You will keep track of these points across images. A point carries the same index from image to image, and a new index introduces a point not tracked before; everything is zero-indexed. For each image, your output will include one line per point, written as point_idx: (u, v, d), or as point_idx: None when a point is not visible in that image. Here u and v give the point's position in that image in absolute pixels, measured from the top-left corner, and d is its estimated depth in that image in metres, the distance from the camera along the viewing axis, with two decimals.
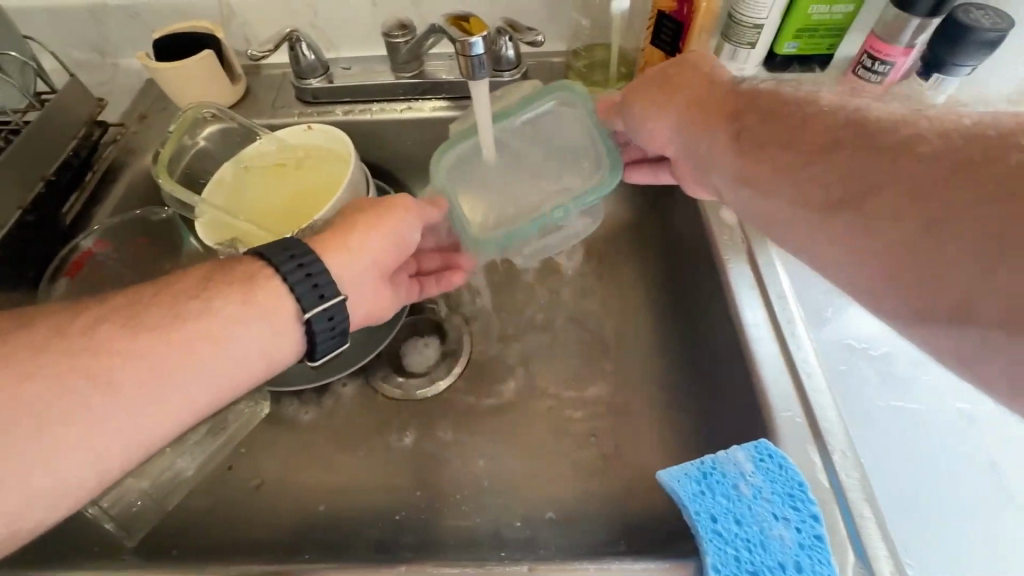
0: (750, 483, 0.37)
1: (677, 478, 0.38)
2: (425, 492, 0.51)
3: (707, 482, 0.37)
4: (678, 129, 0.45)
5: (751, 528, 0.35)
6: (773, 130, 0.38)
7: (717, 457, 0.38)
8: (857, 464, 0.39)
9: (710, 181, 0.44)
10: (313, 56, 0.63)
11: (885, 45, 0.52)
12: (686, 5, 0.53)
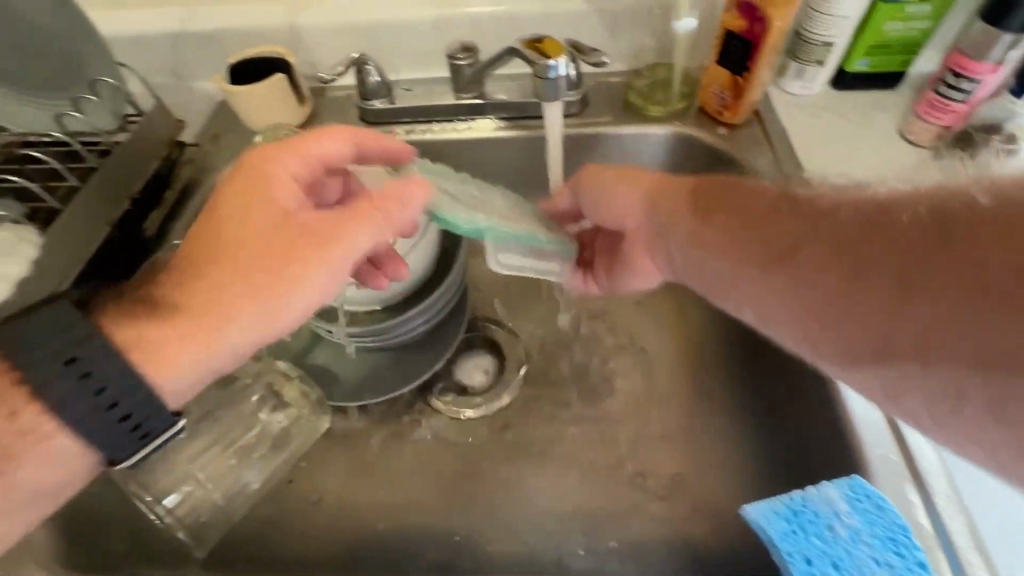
0: (847, 525, 0.36)
1: (766, 515, 0.37)
2: (487, 515, 0.52)
3: (799, 522, 0.37)
4: (643, 199, 0.45)
5: (850, 572, 0.35)
6: (725, 217, 0.38)
7: (807, 495, 0.38)
8: (961, 508, 0.38)
9: (667, 249, 0.44)
10: (377, 78, 0.64)
11: (974, 62, 0.49)
12: (758, 25, 0.52)
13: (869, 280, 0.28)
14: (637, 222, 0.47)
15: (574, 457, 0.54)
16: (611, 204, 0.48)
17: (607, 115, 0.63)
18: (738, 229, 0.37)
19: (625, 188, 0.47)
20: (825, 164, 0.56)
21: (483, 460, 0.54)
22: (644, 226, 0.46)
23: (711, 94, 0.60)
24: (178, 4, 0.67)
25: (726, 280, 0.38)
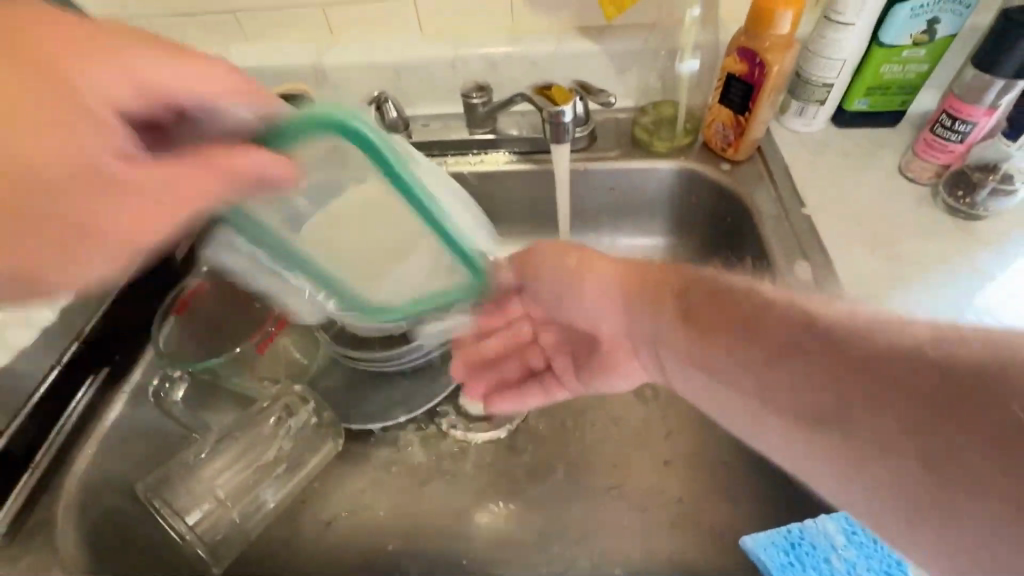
0: (840, 557, 0.41)
1: (767, 547, 0.43)
2: (493, 538, 0.53)
3: (797, 553, 0.42)
4: (619, 296, 0.42)
5: None
6: (730, 333, 0.33)
7: (805, 528, 0.43)
8: None
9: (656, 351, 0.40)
10: (395, 114, 0.67)
11: (967, 105, 0.52)
12: (757, 68, 0.54)
13: (883, 419, 0.25)
14: (608, 320, 0.43)
15: (581, 482, 0.55)
16: (570, 296, 0.45)
17: (614, 150, 0.66)
18: (744, 346, 0.32)
19: (588, 279, 0.44)
20: (826, 198, 0.58)
21: (494, 484, 0.56)
22: (618, 323, 0.43)
23: (715, 130, 0.62)
24: (211, 45, 0.72)
25: (724, 402, 0.35)
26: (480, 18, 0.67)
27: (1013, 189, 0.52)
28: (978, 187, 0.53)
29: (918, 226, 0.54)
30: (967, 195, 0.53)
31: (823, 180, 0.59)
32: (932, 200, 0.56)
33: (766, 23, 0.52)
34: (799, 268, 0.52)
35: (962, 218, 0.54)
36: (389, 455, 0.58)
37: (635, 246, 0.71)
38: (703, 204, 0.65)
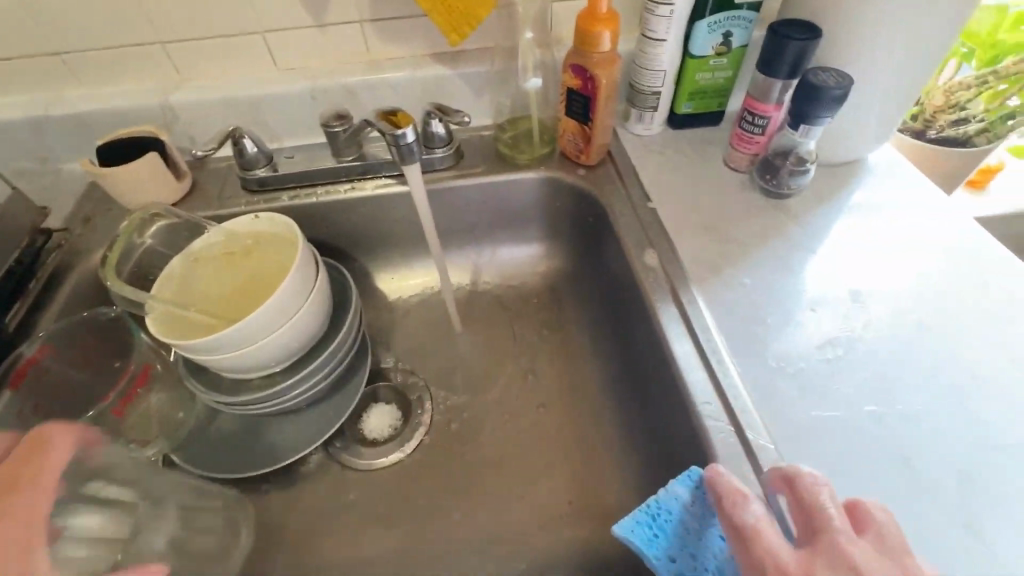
0: (694, 514, 0.40)
1: (630, 529, 0.40)
2: (398, 561, 0.53)
3: (657, 524, 0.40)
4: None
5: (705, 558, 0.39)
6: None
7: (659, 498, 0.41)
8: (847, 470, 0.42)
9: None
10: (256, 149, 0.67)
11: (761, 103, 0.61)
12: (589, 83, 0.60)
13: None
14: None
15: (481, 491, 0.57)
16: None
17: (482, 167, 0.69)
18: None
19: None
20: (667, 191, 0.65)
21: (400, 507, 0.56)
22: None
23: (567, 140, 0.67)
24: (39, 90, 0.67)
25: None
26: (332, 48, 0.68)
27: (805, 171, 0.61)
28: (781, 170, 0.62)
29: (740, 208, 0.63)
30: (773, 178, 0.63)
31: (663, 176, 0.67)
32: (750, 185, 0.65)
33: (590, 43, 0.58)
34: (648, 256, 0.58)
35: (773, 197, 0.63)
36: (287, 497, 0.57)
37: (515, 255, 0.74)
38: (566, 207, 0.70)
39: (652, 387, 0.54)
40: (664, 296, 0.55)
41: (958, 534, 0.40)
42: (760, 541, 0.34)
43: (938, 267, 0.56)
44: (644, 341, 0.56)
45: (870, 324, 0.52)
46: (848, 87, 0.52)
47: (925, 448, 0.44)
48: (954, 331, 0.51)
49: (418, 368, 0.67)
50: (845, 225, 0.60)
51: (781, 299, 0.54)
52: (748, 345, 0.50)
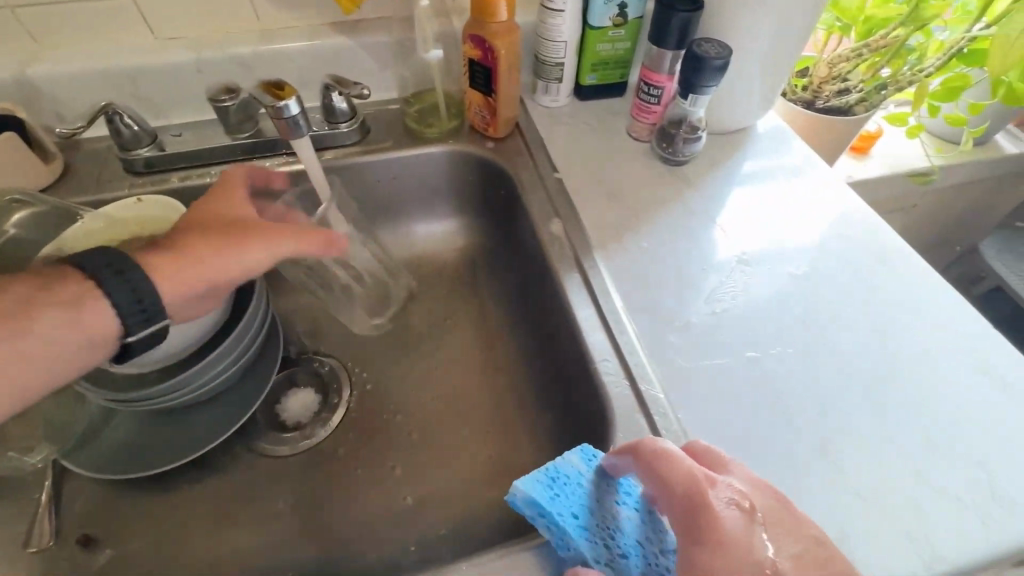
0: (589, 479, 0.41)
1: (530, 485, 0.40)
2: (317, 541, 0.53)
3: (556, 485, 0.40)
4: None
5: (603, 517, 0.40)
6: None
7: (558, 463, 0.42)
8: (732, 412, 0.46)
9: None
10: (136, 127, 0.61)
11: (654, 73, 0.63)
12: (488, 53, 0.60)
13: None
14: None
15: (402, 464, 0.57)
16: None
17: (389, 142, 0.68)
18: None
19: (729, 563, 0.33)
20: (573, 161, 0.67)
21: (318, 489, 0.56)
22: None
23: (474, 113, 0.67)
24: None
25: None
26: (217, 16, 0.63)
27: (698, 137, 0.64)
28: (676, 138, 0.65)
29: (641, 175, 0.66)
30: (669, 146, 0.66)
31: (569, 146, 0.68)
32: (651, 153, 0.68)
33: (486, 11, 0.57)
34: (554, 225, 0.60)
35: (671, 164, 0.67)
36: (197, 491, 0.55)
37: (430, 230, 0.74)
38: (477, 181, 0.70)
39: (561, 350, 0.56)
40: (569, 263, 0.57)
41: (817, 460, 0.44)
42: (680, 470, 0.36)
43: (812, 224, 0.61)
44: (552, 308, 0.58)
45: (757, 277, 0.56)
46: (727, 57, 0.56)
47: (794, 387, 0.48)
48: (823, 281, 0.56)
49: (335, 350, 0.66)
50: (733, 189, 0.65)
51: (679, 261, 0.58)
52: (649, 305, 0.54)
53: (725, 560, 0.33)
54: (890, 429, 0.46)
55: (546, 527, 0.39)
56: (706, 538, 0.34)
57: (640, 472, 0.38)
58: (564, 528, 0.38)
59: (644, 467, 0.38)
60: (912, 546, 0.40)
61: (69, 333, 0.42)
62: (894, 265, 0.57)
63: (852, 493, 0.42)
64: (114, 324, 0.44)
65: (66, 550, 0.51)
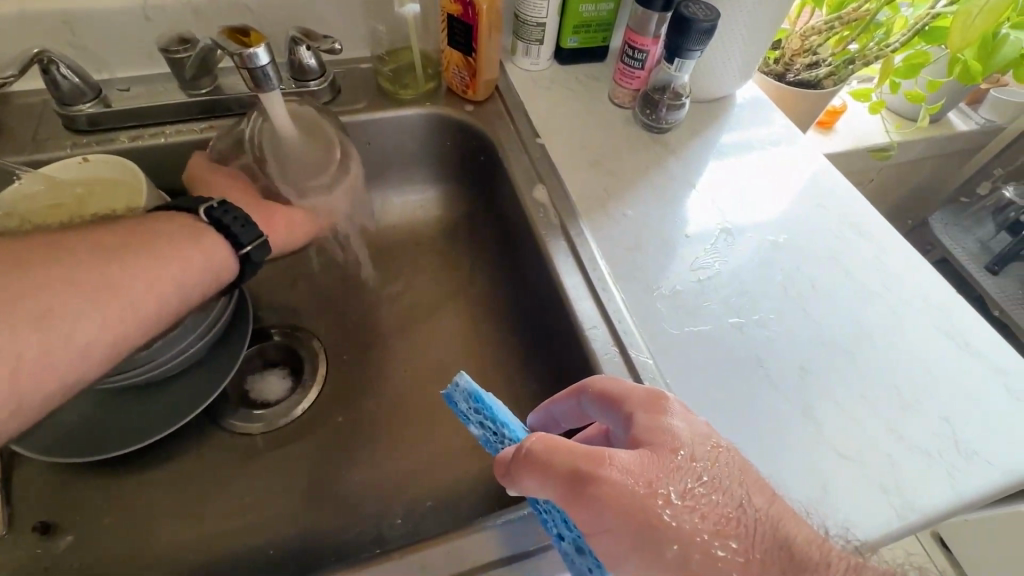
0: None
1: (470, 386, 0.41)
2: (297, 518, 0.51)
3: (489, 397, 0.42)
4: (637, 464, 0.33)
5: None
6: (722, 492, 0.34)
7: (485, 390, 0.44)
8: (718, 376, 0.47)
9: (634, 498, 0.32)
10: (76, 79, 0.55)
11: (639, 36, 0.61)
12: (470, 8, 0.57)
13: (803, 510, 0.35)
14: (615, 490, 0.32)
15: (384, 437, 0.56)
16: (654, 462, 0.33)
17: (361, 103, 0.64)
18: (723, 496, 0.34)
19: (675, 444, 0.35)
20: (555, 127, 0.65)
21: (297, 466, 0.54)
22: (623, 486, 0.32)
23: (452, 74, 0.64)
24: None
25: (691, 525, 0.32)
26: None
27: (681, 105, 0.64)
28: (659, 105, 0.64)
29: (623, 143, 0.65)
30: (652, 113, 0.65)
31: (551, 112, 0.66)
32: (633, 121, 0.67)
33: None
34: (537, 192, 0.58)
35: (654, 132, 0.66)
36: (165, 472, 0.52)
37: (405, 199, 0.71)
38: (456, 146, 0.68)
39: (547, 319, 0.55)
40: (554, 231, 0.56)
41: (797, 419, 0.45)
42: (622, 384, 0.39)
43: (788, 194, 0.62)
44: (537, 277, 0.57)
45: (739, 245, 0.57)
46: (715, 20, 0.54)
47: (775, 350, 0.49)
48: (801, 249, 0.57)
49: (309, 324, 0.63)
50: (713, 159, 0.65)
51: (663, 229, 0.57)
52: (636, 275, 0.53)
53: (670, 440, 0.35)
54: (864, 389, 0.48)
55: (478, 426, 0.40)
56: (652, 428, 0.35)
57: (583, 393, 0.40)
58: (504, 420, 0.40)
59: (589, 387, 0.40)
60: (887, 497, 0.42)
61: (187, 252, 0.44)
62: (867, 234, 0.59)
63: (830, 449, 0.44)
64: (226, 248, 0.47)
65: (22, 539, 0.47)
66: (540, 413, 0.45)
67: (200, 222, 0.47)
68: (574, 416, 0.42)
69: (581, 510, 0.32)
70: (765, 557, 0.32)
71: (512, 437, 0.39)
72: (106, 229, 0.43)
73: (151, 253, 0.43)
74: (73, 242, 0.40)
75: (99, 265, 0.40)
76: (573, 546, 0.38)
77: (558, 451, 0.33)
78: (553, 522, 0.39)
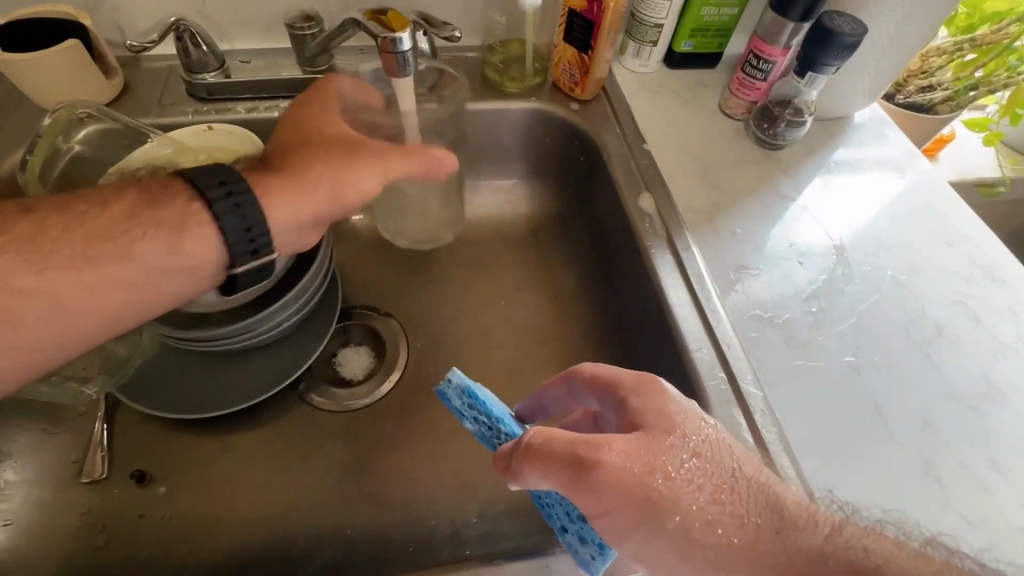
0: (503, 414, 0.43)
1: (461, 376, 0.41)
2: (373, 505, 0.51)
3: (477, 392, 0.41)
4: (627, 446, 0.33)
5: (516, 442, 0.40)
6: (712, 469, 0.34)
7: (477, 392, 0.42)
8: (828, 415, 0.44)
9: (623, 471, 0.32)
10: (205, 49, 0.57)
11: (767, 45, 0.58)
12: (595, 4, 0.55)
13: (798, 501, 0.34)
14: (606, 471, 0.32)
15: (461, 433, 0.55)
16: (651, 443, 0.34)
17: (466, 92, 0.63)
18: (710, 472, 0.34)
19: (669, 424, 0.35)
20: (662, 134, 0.62)
21: (376, 451, 0.54)
22: (614, 468, 0.32)
23: (562, 70, 0.63)
24: None
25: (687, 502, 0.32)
26: None
27: (802, 122, 0.60)
28: (778, 120, 0.61)
29: (736, 156, 0.62)
30: (770, 128, 0.61)
31: (659, 118, 0.64)
32: (745, 133, 0.64)
33: None
34: (642, 201, 0.56)
35: (767, 147, 0.62)
36: (250, 439, 0.54)
37: (496, 192, 0.70)
38: (555, 144, 0.66)
39: (644, 331, 0.53)
40: (659, 243, 0.53)
41: (914, 475, 0.42)
42: (609, 368, 0.38)
43: (913, 225, 0.57)
44: (636, 289, 0.55)
45: (854, 276, 0.53)
46: (862, 34, 0.50)
47: (894, 395, 0.46)
48: (924, 288, 0.52)
49: (393, 308, 0.63)
50: (814, 177, 0.61)
51: (773, 251, 0.54)
52: (746, 299, 0.50)
53: (664, 421, 0.35)
54: (995, 452, 0.43)
55: (473, 422, 0.40)
56: (647, 410, 0.35)
57: (572, 377, 0.39)
58: (499, 415, 0.40)
59: (578, 372, 0.39)
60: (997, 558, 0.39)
61: (170, 265, 0.40)
62: (1003, 281, 0.53)
63: (956, 515, 0.41)
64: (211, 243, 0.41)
65: (122, 484, 0.50)
66: (527, 400, 0.44)
67: (201, 208, 0.41)
68: (564, 404, 0.42)
69: (583, 493, 0.32)
70: (761, 525, 0.32)
71: (508, 432, 0.40)
72: (139, 186, 0.41)
73: (125, 253, 0.39)
74: (108, 205, 0.39)
75: (92, 242, 0.38)
76: (575, 536, 0.37)
77: (555, 438, 0.33)
78: (556, 515, 0.39)
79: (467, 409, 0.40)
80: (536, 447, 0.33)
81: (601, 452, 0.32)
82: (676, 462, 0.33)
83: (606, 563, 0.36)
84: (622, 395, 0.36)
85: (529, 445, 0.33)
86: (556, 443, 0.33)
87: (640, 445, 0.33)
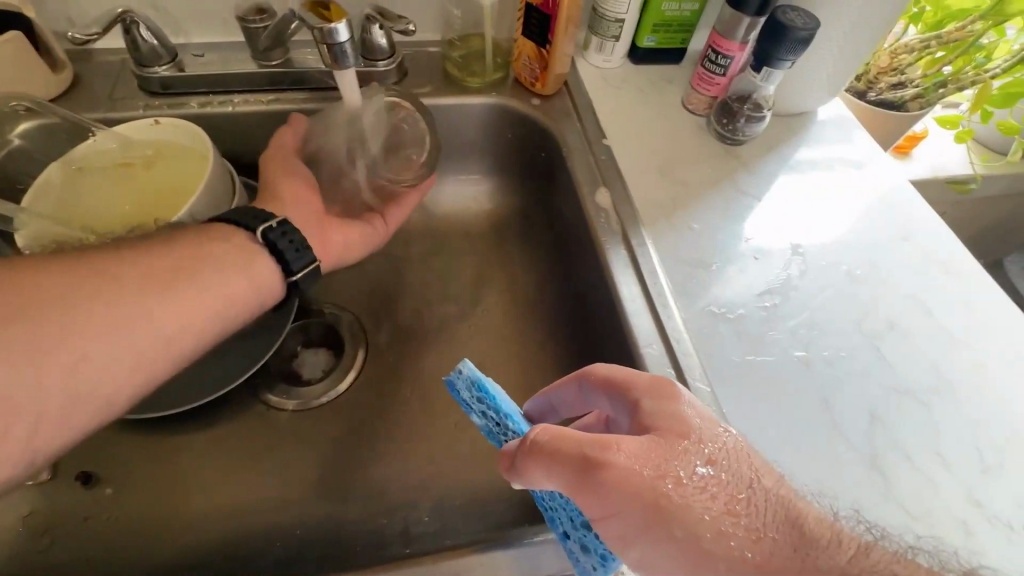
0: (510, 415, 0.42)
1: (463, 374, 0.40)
2: (325, 503, 0.50)
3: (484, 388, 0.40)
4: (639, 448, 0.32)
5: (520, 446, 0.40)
6: (730, 478, 0.32)
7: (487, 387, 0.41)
8: (779, 409, 0.44)
9: (636, 474, 0.31)
10: (155, 42, 0.56)
11: (724, 40, 0.58)
12: None
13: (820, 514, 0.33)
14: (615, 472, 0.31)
15: (417, 430, 0.55)
16: (661, 447, 0.32)
17: (425, 88, 0.63)
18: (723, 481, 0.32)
19: (684, 428, 0.33)
20: (623, 129, 0.62)
21: (331, 450, 0.53)
22: (623, 469, 0.31)
23: (523, 65, 0.62)
24: None
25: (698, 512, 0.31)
26: None
27: (761, 117, 0.60)
28: (738, 115, 0.61)
29: (696, 150, 0.61)
30: (729, 123, 0.61)
31: (621, 114, 0.64)
32: (705, 129, 0.64)
33: None
34: (600, 196, 0.56)
35: (728, 142, 0.62)
36: (202, 438, 0.53)
37: (460, 188, 0.69)
38: (517, 139, 0.65)
39: (599, 327, 0.53)
40: (615, 239, 0.53)
41: (863, 468, 0.42)
42: (625, 369, 0.38)
43: (870, 222, 0.57)
44: (592, 285, 0.54)
45: (811, 271, 0.53)
46: (814, 29, 0.50)
47: (843, 389, 0.46)
48: (881, 284, 0.52)
49: (352, 305, 0.62)
50: (785, 174, 0.61)
51: (731, 247, 0.54)
52: (703, 296, 0.50)
53: (678, 426, 0.34)
54: (940, 446, 0.44)
55: (480, 416, 0.39)
56: (659, 414, 0.34)
57: (584, 380, 0.39)
58: (506, 411, 0.39)
59: (591, 373, 0.38)
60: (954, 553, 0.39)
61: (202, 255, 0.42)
62: (955, 274, 0.54)
63: (898, 508, 0.41)
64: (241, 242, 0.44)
65: (68, 487, 0.49)
66: (538, 400, 0.44)
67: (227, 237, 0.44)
68: (574, 406, 0.41)
69: (589, 495, 0.31)
70: (778, 538, 0.30)
71: (515, 430, 0.38)
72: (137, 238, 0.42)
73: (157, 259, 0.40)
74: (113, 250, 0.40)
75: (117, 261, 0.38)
76: (578, 544, 0.37)
77: (564, 438, 0.33)
78: (560, 518, 0.38)
79: (477, 403, 0.38)
80: (549, 446, 0.32)
81: (612, 452, 0.31)
82: (688, 468, 0.32)
83: (606, 573, 0.36)
84: (635, 397, 0.36)
85: (539, 440, 0.33)
86: (568, 441, 0.32)
87: (655, 446, 0.32)
